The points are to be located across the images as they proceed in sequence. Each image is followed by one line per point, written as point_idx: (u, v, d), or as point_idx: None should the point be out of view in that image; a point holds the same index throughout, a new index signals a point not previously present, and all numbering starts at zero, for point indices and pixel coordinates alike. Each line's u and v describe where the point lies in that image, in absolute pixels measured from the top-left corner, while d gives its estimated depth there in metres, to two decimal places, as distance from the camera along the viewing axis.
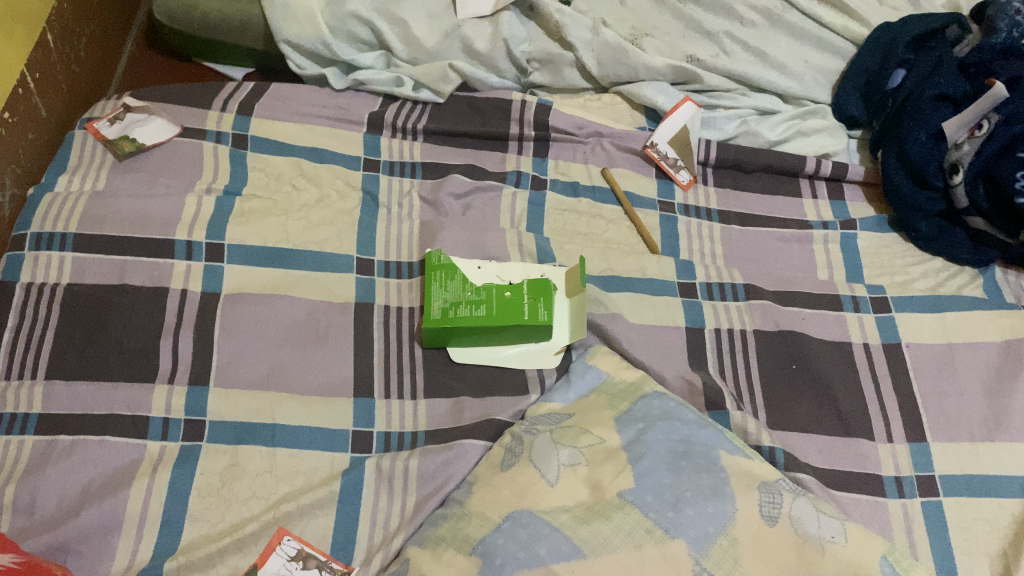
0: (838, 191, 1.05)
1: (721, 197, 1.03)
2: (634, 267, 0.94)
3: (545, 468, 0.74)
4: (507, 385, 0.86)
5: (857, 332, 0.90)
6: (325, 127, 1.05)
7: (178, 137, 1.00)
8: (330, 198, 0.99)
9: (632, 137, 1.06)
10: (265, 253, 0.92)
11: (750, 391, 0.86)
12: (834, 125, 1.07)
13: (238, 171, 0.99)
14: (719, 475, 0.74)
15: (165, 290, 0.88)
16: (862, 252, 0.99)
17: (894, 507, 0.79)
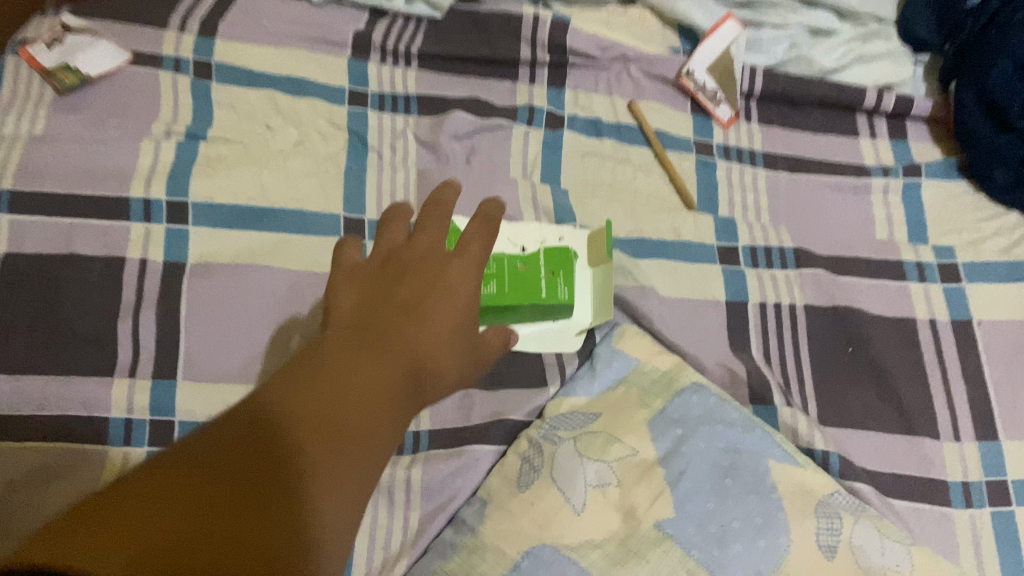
0: (900, 129, 0.91)
1: (767, 137, 0.89)
2: (667, 229, 0.81)
3: (570, 491, 0.64)
4: (522, 374, 0.74)
5: (923, 306, 0.79)
6: (303, 51, 0.89)
7: (131, 65, 0.84)
8: (311, 141, 0.85)
9: (665, 62, 0.91)
10: (236, 213, 0.79)
11: (799, 379, 0.75)
12: (898, 50, 0.92)
13: (202, 108, 0.84)
14: (771, 497, 0.64)
15: (122, 260, 0.75)
16: (927, 205, 0.86)
17: (961, 519, 0.69)
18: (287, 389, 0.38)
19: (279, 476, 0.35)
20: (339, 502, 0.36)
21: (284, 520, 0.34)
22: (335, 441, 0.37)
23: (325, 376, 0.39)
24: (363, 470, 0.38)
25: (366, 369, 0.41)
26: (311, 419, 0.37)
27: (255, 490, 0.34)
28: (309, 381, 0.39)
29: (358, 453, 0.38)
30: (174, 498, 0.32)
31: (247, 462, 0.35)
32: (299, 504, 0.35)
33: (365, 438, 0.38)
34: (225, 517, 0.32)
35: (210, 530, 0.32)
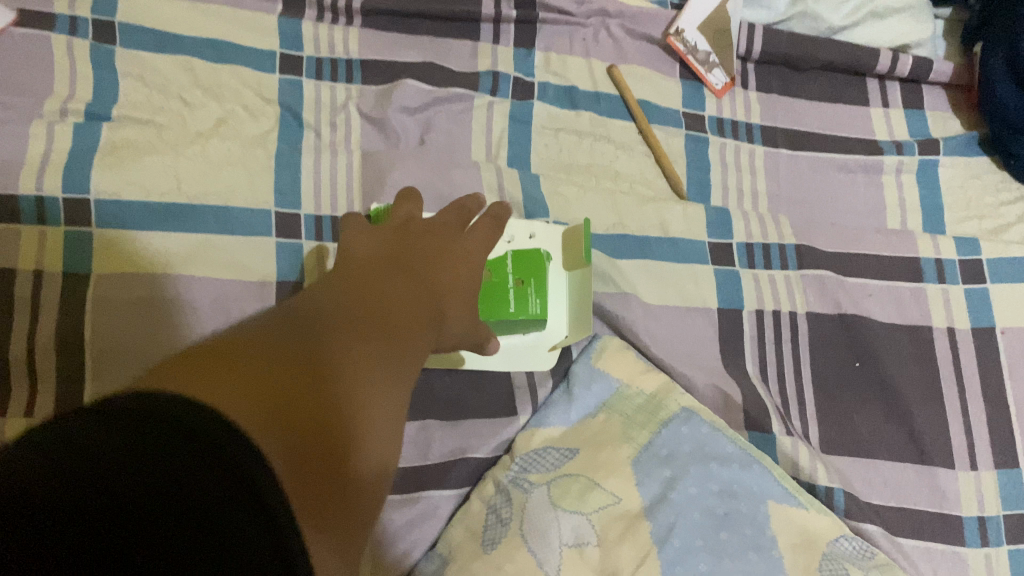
0: (916, 96, 0.80)
1: (766, 107, 0.78)
2: (653, 221, 0.71)
3: (542, 551, 0.55)
4: (487, 402, 0.65)
5: (941, 314, 0.71)
6: (225, 7, 0.75)
7: (17, 27, 0.69)
8: (236, 119, 0.72)
9: (649, 19, 0.79)
10: (149, 211, 0.66)
11: (800, 402, 0.68)
12: (921, 3, 0.79)
13: (105, 79, 0.70)
14: (772, 556, 0.56)
15: (12, 271, 0.62)
16: (944, 187, 0.76)
17: (976, 562, 0.63)
18: (339, 296, 0.44)
19: (348, 377, 0.38)
20: (392, 414, 0.41)
21: (352, 409, 0.37)
22: (383, 353, 0.42)
23: (376, 290, 0.45)
24: (404, 385, 0.42)
25: (431, 265, 0.51)
26: (375, 316, 0.43)
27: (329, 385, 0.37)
28: (364, 299, 0.44)
29: (400, 367, 0.42)
30: (277, 370, 0.36)
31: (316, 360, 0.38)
32: (361, 410, 0.38)
33: (406, 355, 0.43)
34: (315, 391, 0.36)
35: (301, 400, 0.35)
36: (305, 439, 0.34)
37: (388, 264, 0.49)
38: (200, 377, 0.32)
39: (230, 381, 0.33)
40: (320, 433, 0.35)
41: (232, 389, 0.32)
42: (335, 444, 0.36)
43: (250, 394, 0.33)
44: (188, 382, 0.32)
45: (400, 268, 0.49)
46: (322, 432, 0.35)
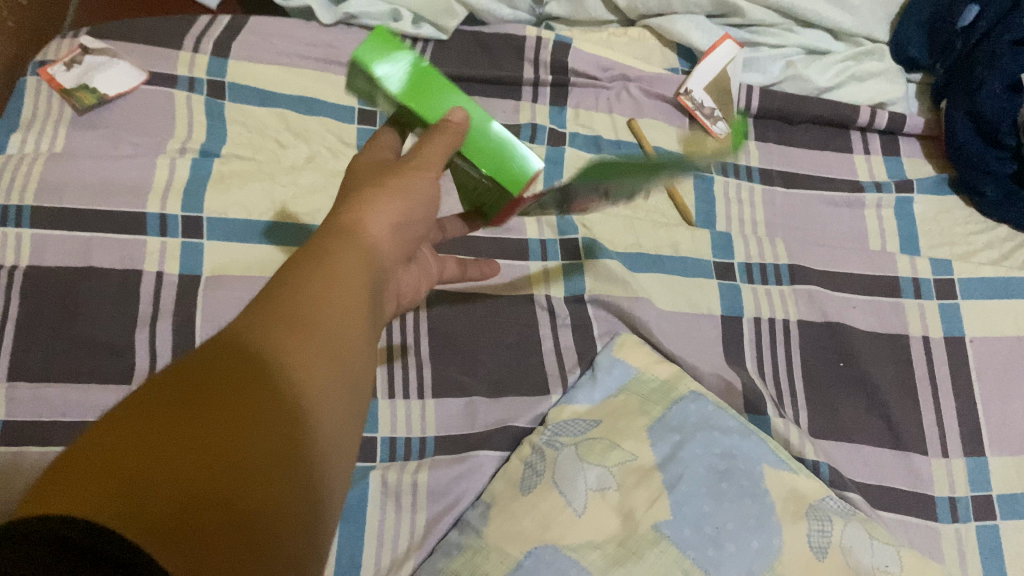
0: (893, 145, 0.94)
1: (764, 153, 0.92)
2: (665, 243, 0.84)
3: (572, 493, 0.66)
4: (526, 383, 0.77)
5: (917, 324, 0.81)
6: (313, 71, 0.92)
7: (146, 85, 0.87)
8: (322, 157, 0.88)
9: (664, 80, 0.94)
10: (250, 227, 0.82)
11: (792, 392, 0.78)
12: (892, 69, 0.94)
13: (216, 125, 0.87)
14: (765, 501, 0.66)
15: (138, 274, 0.78)
16: (919, 219, 0.89)
17: (947, 533, 0.72)
18: (270, 319, 0.38)
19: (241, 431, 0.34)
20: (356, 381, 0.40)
21: (273, 463, 0.34)
22: (303, 366, 0.38)
23: (304, 293, 0.41)
24: (347, 387, 0.40)
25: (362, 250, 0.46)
26: (293, 318, 0.39)
27: (243, 446, 0.33)
28: (283, 302, 0.40)
29: (332, 368, 0.39)
30: (149, 469, 0.30)
31: (187, 422, 0.32)
32: (315, 397, 0.37)
33: (344, 350, 0.40)
34: (213, 470, 0.31)
35: (204, 488, 0.31)
36: (223, 514, 0.31)
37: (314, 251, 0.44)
38: (78, 493, 0.29)
39: (90, 495, 0.29)
40: (249, 490, 0.32)
41: (110, 504, 0.29)
42: (268, 509, 0.33)
43: (152, 487, 0.30)
44: (71, 503, 0.28)
45: (330, 258, 0.44)
46: (247, 510, 0.32)
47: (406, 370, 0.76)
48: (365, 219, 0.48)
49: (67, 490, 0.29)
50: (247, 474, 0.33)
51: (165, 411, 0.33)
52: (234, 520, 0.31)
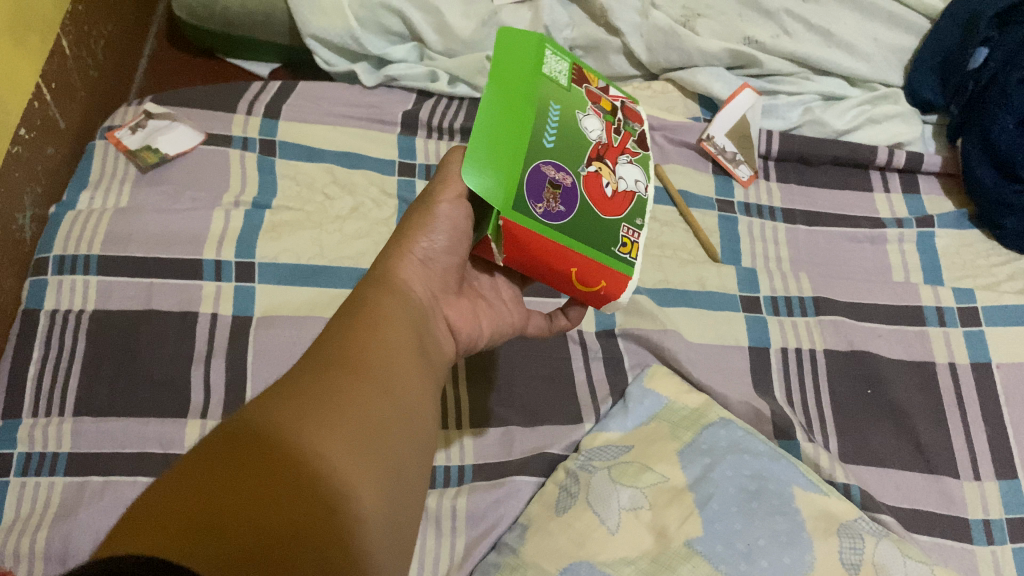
0: (913, 183, 0.99)
1: (786, 194, 0.97)
2: (692, 278, 0.88)
3: (604, 512, 0.68)
4: (560, 413, 0.80)
5: (943, 351, 0.84)
6: (357, 128, 0.99)
7: (203, 144, 0.94)
8: (365, 207, 0.93)
9: (687, 129, 0.99)
10: (300, 270, 0.87)
11: (821, 419, 0.80)
12: (907, 110, 1.00)
13: (267, 181, 0.93)
14: (796, 518, 0.67)
15: (195, 314, 0.82)
16: (941, 252, 0.92)
17: (984, 554, 0.73)
18: (309, 375, 0.42)
19: (289, 457, 0.36)
20: (391, 418, 0.43)
21: (324, 486, 0.36)
22: (340, 399, 0.41)
23: (338, 345, 0.45)
24: (391, 417, 0.43)
25: (385, 301, 0.50)
26: (333, 363, 0.43)
27: (298, 478, 0.36)
28: (326, 357, 0.44)
29: (376, 397, 0.43)
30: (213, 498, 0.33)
31: (242, 457, 0.35)
32: (355, 426, 0.40)
33: (382, 383, 0.44)
34: (274, 492, 0.34)
35: (265, 513, 0.33)
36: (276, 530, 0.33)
37: (344, 313, 0.48)
38: (146, 527, 0.31)
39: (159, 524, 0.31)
40: (304, 510, 0.35)
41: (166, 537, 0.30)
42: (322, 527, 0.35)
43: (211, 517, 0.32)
44: (137, 538, 0.30)
45: (360, 316, 0.47)
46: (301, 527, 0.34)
47: (450, 396, 0.80)
48: (392, 274, 0.52)
49: (143, 521, 0.31)
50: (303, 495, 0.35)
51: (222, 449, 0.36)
52: (293, 539, 0.33)
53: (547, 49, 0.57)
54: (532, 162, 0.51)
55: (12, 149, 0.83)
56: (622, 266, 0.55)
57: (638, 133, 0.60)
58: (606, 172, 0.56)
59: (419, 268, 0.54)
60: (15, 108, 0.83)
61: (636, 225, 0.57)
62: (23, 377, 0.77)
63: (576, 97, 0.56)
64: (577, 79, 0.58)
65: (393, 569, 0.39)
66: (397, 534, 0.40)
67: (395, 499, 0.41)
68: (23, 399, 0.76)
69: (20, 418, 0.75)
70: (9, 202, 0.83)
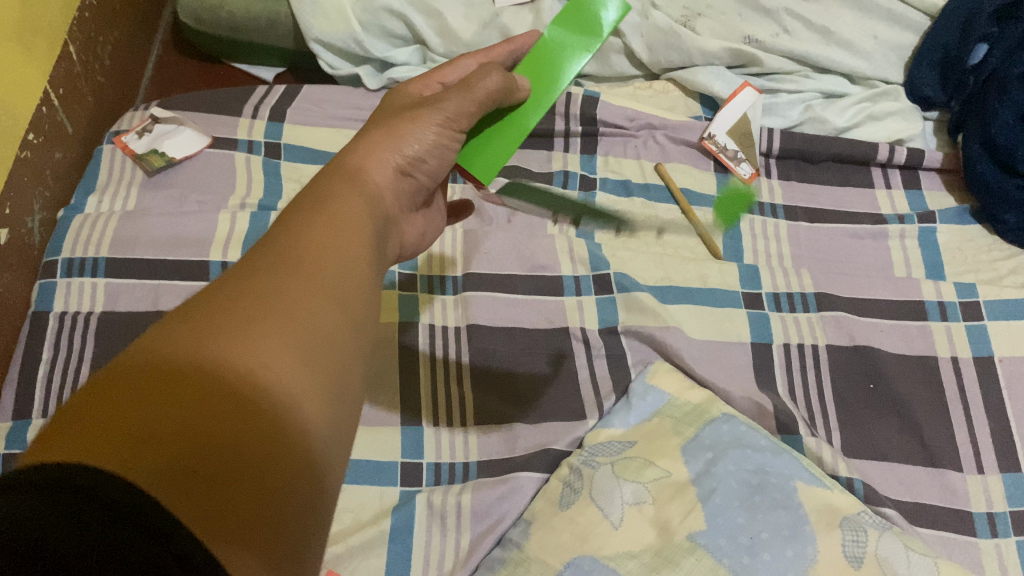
0: (914, 180, 0.99)
1: (787, 191, 0.98)
2: (694, 275, 0.89)
3: (608, 507, 0.69)
4: (564, 410, 0.80)
5: (945, 345, 0.84)
6: None
7: (209, 148, 0.95)
8: None
9: (687, 127, 0.99)
10: None
11: (824, 414, 0.80)
12: (907, 107, 1.01)
13: (272, 184, 0.94)
14: (798, 512, 0.67)
15: None
16: (943, 248, 0.92)
17: (987, 547, 0.73)
18: (260, 271, 0.41)
19: (237, 363, 0.36)
20: (343, 320, 0.41)
21: (266, 393, 0.36)
22: (291, 301, 0.40)
23: (294, 238, 0.43)
24: (346, 319, 0.42)
25: (351, 202, 0.48)
26: (282, 259, 0.42)
27: (234, 389, 0.35)
28: (282, 249, 0.42)
29: (326, 299, 0.41)
30: (151, 411, 0.33)
31: (179, 373, 0.35)
32: (303, 329, 0.39)
33: (339, 281, 0.42)
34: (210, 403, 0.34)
35: (200, 424, 0.33)
36: (213, 440, 0.33)
37: (306, 205, 0.47)
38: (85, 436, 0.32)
39: (98, 432, 0.32)
40: (244, 418, 0.35)
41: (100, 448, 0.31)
42: (264, 434, 0.35)
43: (147, 430, 0.32)
44: (75, 446, 0.31)
45: (322, 211, 0.46)
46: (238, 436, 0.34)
47: (453, 392, 0.81)
48: (367, 170, 0.52)
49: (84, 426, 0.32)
50: (243, 403, 0.35)
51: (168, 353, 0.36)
52: (228, 454, 0.33)
53: None
54: None
55: (21, 153, 0.84)
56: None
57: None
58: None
59: (392, 174, 0.54)
60: (23, 112, 0.84)
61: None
62: (33, 378, 0.78)
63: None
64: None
65: (341, 460, 0.40)
66: (351, 430, 0.41)
67: (348, 401, 0.41)
68: (33, 400, 0.77)
69: (31, 418, 0.76)
70: (19, 206, 0.84)
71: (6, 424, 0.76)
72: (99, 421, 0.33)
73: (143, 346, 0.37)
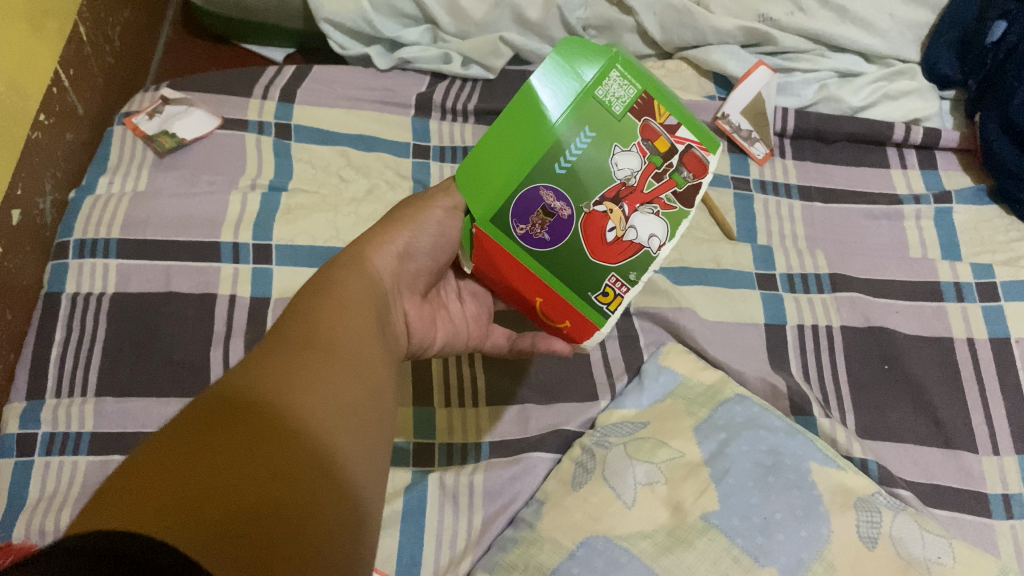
0: (930, 160, 0.98)
1: (801, 171, 0.97)
2: (707, 257, 0.89)
3: (620, 487, 0.68)
4: (575, 391, 0.80)
5: (961, 326, 0.84)
6: (371, 112, 0.99)
7: (220, 129, 0.94)
8: (380, 189, 0.93)
9: (701, 107, 0.99)
10: (315, 252, 0.87)
11: (838, 395, 0.80)
12: (924, 86, 1.00)
13: (284, 164, 0.93)
14: (812, 493, 0.66)
15: (214, 295, 0.83)
16: (959, 228, 0.92)
17: (1002, 529, 0.72)
18: (282, 352, 0.43)
19: (272, 428, 0.37)
20: (362, 395, 0.44)
21: (303, 460, 0.37)
22: (307, 376, 0.41)
23: (306, 325, 0.46)
24: (364, 394, 0.44)
25: (353, 287, 0.51)
26: (302, 342, 0.44)
27: (271, 451, 0.36)
28: (302, 331, 0.45)
29: (345, 376, 0.43)
30: (200, 470, 0.33)
31: (218, 431, 0.36)
32: (329, 406, 0.41)
33: (353, 362, 0.45)
34: (251, 467, 0.35)
35: (245, 481, 0.34)
36: (260, 498, 0.34)
37: (313, 294, 0.49)
38: (128, 502, 0.31)
39: (145, 493, 0.32)
40: (285, 483, 0.35)
41: (144, 513, 0.30)
42: (305, 499, 0.36)
43: (192, 489, 0.32)
44: (115, 514, 0.30)
45: (325, 300, 0.48)
46: (280, 501, 0.34)
47: (465, 374, 0.81)
48: (368, 256, 0.55)
49: (125, 496, 0.32)
50: (283, 469, 0.36)
51: (196, 425, 0.36)
52: (272, 512, 0.34)
53: (613, 71, 0.55)
54: (529, 183, 0.56)
55: (32, 134, 0.84)
56: (594, 313, 0.58)
57: (689, 184, 0.56)
58: (616, 216, 0.56)
59: (393, 260, 0.56)
60: (34, 93, 0.84)
61: (628, 278, 0.57)
62: (46, 359, 0.79)
63: (624, 130, 0.55)
64: (640, 108, 0.55)
65: (368, 521, 0.40)
66: (375, 508, 0.41)
67: (371, 476, 0.41)
68: (46, 380, 0.77)
69: (44, 398, 0.77)
70: (30, 186, 0.84)
71: (21, 405, 0.76)
72: (141, 489, 0.32)
73: (173, 422, 0.37)
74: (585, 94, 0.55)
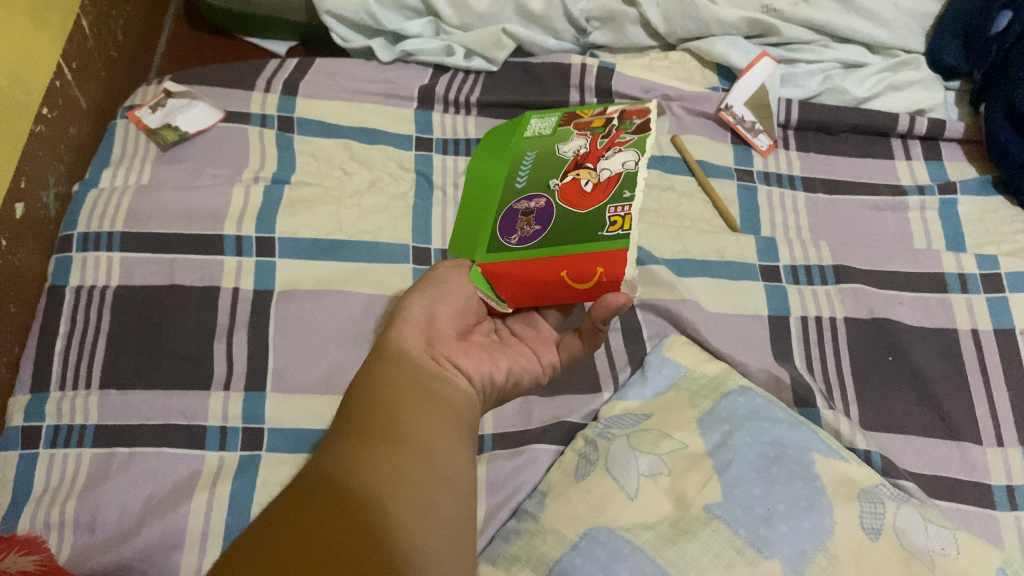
0: (935, 151, 0.98)
1: (805, 162, 0.97)
2: (711, 248, 0.88)
3: (623, 478, 0.68)
4: (579, 383, 0.80)
5: (966, 318, 0.83)
6: (374, 104, 0.99)
7: (222, 122, 0.94)
8: (383, 182, 0.94)
9: (704, 98, 0.99)
10: (319, 244, 0.87)
11: (841, 387, 0.80)
12: (929, 77, 0.99)
13: (286, 157, 0.93)
14: (816, 484, 0.66)
15: (217, 289, 0.83)
16: (964, 219, 0.91)
17: (1007, 520, 0.72)
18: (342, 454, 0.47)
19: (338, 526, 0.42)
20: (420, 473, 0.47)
21: (371, 550, 0.41)
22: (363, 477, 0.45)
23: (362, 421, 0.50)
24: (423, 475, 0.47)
25: (398, 371, 0.54)
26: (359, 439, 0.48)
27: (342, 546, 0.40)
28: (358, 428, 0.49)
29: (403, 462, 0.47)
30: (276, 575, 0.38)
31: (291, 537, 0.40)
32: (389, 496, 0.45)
33: (402, 437, 0.49)
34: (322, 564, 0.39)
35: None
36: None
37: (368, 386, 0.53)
38: None
39: None
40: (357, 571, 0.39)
41: None
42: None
43: None
44: None
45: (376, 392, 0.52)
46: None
47: None
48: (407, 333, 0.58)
49: None
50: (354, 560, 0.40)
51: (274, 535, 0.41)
52: None
53: (531, 120, 0.67)
54: (505, 206, 0.61)
55: (35, 128, 0.84)
56: (614, 242, 0.54)
57: (637, 126, 0.61)
58: (584, 174, 0.58)
59: (433, 327, 0.59)
60: (37, 87, 0.84)
61: (625, 198, 0.55)
62: (50, 352, 0.79)
63: (563, 135, 0.63)
64: (565, 121, 0.65)
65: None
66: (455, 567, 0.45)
67: (437, 554, 0.44)
68: (51, 372, 0.78)
69: (49, 391, 0.77)
70: (33, 179, 0.84)
71: (25, 398, 0.76)
72: None
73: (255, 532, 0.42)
74: (517, 143, 0.65)
